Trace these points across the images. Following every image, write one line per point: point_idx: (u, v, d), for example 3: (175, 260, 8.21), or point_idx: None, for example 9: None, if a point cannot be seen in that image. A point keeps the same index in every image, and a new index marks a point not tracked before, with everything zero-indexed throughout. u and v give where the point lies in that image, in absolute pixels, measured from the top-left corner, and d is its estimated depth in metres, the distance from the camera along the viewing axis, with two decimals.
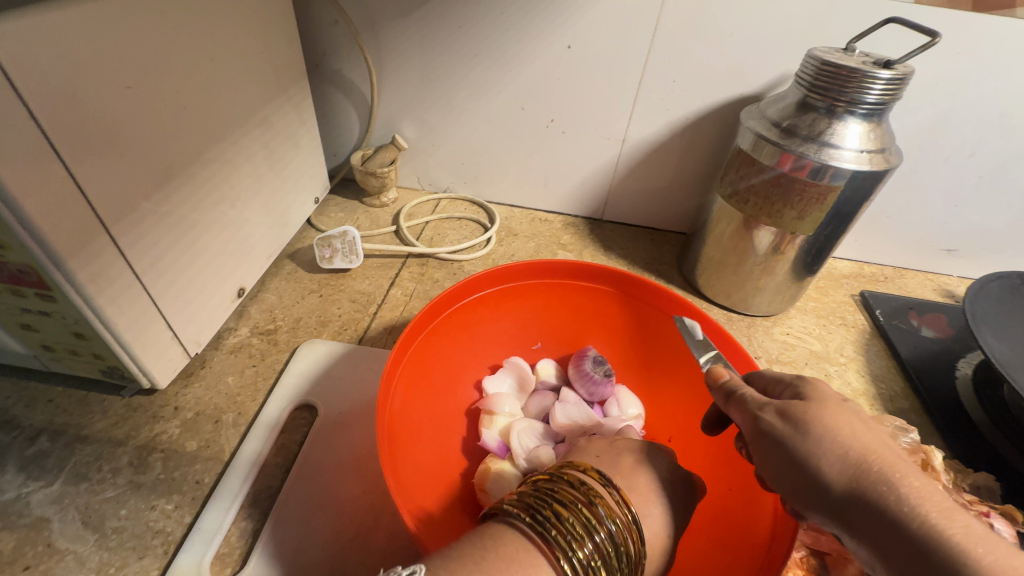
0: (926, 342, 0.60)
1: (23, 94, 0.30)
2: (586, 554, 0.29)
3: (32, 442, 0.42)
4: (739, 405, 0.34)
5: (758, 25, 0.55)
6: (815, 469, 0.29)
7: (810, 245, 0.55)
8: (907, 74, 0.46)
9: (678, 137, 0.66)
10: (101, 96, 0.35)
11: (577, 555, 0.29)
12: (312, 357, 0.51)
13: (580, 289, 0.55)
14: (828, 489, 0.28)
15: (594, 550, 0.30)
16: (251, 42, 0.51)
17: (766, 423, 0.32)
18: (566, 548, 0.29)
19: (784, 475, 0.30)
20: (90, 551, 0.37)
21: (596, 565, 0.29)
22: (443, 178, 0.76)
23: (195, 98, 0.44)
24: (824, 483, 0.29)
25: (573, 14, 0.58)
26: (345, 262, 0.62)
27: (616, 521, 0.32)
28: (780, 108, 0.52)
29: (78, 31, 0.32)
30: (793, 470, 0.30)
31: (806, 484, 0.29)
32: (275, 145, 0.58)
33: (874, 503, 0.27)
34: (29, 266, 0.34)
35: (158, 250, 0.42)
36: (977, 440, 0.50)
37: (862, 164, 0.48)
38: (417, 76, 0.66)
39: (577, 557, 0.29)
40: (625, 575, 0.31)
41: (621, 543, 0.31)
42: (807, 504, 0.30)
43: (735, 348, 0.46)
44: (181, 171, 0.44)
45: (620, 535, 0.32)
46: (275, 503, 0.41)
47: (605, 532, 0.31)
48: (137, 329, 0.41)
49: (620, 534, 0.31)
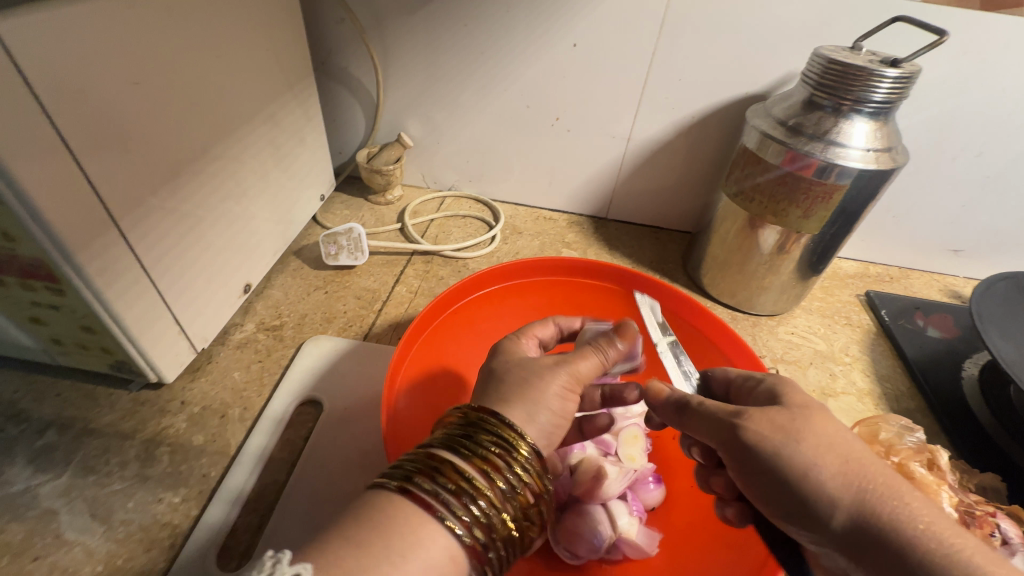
0: (932, 342, 0.60)
1: (35, 88, 0.30)
2: (469, 505, 0.27)
3: (40, 435, 0.43)
4: (709, 417, 0.32)
5: (763, 24, 0.55)
6: (818, 486, 0.28)
7: (816, 244, 0.55)
8: (915, 72, 0.45)
9: (683, 136, 0.66)
10: (110, 92, 0.35)
11: (481, 520, 0.27)
12: (317, 353, 0.51)
13: (585, 286, 0.56)
14: (823, 512, 0.27)
15: (481, 497, 0.28)
16: (258, 39, 0.51)
17: (751, 441, 0.30)
18: (440, 501, 0.27)
19: (779, 493, 0.29)
20: (97, 543, 0.37)
21: (482, 512, 0.28)
22: (448, 176, 0.76)
23: (203, 94, 0.44)
24: (828, 501, 0.27)
25: (578, 13, 0.58)
26: (350, 259, 0.63)
27: (510, 464, 0.30)
28: (786, 106, 0.52)
29: (87, 27, 0.33)
30: (790, 488, 0.28)
31: (805, 504, 0.28)
32: (281, 142, 0.58)
33: (875, 528, 0.26)
34: (39, 260, 0.34)
35: (165, 245, 0.42)
36: (983, 441, 0.49)
37: (869, 163, 0.47)
38: (422, 74, 0.66)
39: (479, 522, 0.27)
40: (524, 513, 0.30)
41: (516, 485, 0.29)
42: (800, 528, 0.28)
43: (732, 339, 0.48)
44: (188, 168, 0.44)
45: (528, 469, 0.30)
46: (280, 498, 0.41)
47: (495, 477, 0.29)
48: (144, 323, 0.41)
49: (513, 476, 0.29)
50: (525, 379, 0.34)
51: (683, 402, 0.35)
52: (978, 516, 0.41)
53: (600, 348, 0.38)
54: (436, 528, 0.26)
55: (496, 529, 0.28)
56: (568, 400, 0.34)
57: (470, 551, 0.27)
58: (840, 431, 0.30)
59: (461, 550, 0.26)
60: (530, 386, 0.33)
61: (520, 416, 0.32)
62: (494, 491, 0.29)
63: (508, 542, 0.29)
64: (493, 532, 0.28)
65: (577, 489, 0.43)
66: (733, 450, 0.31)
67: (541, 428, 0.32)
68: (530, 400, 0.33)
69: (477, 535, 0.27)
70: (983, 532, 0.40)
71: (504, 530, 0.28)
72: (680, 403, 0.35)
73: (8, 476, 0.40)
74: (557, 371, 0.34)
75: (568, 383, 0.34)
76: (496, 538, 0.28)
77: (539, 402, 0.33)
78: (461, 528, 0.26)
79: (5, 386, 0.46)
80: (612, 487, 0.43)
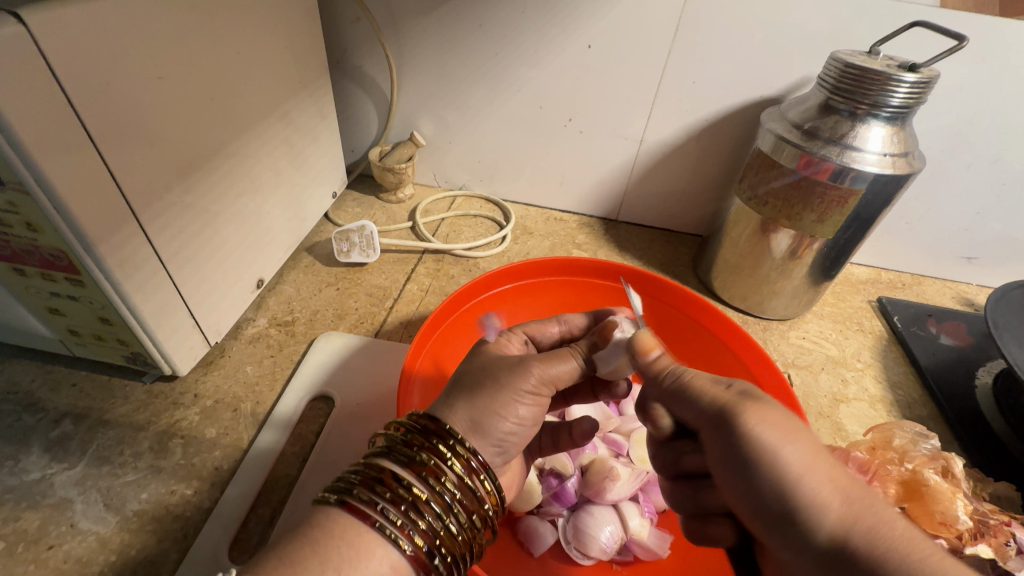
0: (945, 350, 0.59)
1: (62, 82, 0.30)
2: (410, 519, 0.27)
3: (56, 425, 0.43)
4: (694, 392, 0.28)
5: (781, 27, 0.55)
6: (802, 495, 0.23)
7: (829, 248, 0.54)
8: (933, 78, 0.45)
9: (695, 139, 0.65)
10: (133, 86, 0.35)
11: (421, 530, 0.27)
12: (330, 349, 0.52)
13: (597, 288, 0.57)
14: (808, 516, 0.23)
15: (421, 514, 0.28)
16: (277, 36, 0.52)
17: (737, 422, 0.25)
18: (382, 514, 0.27)
19: (757, 498, 0.24)
20: (111, 532, 0.37)
21: (422, 528, 0.27)
22: (460, 176, 0.77)
23: (222, 90, 0.45)
24: (807, 517, 0.23)
25: (594, 14, 0.58)
26: (362, 257, 0.63)
27: (453, 478, 0.29)
28: (801, 110, 0.52)
29: (111, 23, 0.33)
30: (768, 492, 0.24)
31: (784, 513, 0.23)
32: (295, 140, 0.58)
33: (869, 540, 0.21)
34: (61, 250, 0.35)
35: (182, 239, 0.42)
36: (997, 450, 0.49)
37: (885, 167, 0.47)
38: (436, 73, 0.66)
39: (420, 531, 0.27)
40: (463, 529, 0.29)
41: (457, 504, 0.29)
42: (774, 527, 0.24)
43: (748, 341, 0.49)
44: (206, 162, 0.44)
45: (470, 474, 0.30)
46: (291, 492, 0.41)
47: (438, 493, 0.29)
48: (161, 316, 0.41)
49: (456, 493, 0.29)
50: (485, 386, 0.32)
51: (668, 371, 0.30)
52: (993, 525, 0.41)
53: (579, 353, 0.36)
54: (377, 538, 0.26)
55: (440, 537, 0.28)
56: (536, 406, 0.33)
57: (415, 561, 0.27)
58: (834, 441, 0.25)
59: (405, 560, 0.26)
60: (489, 395, 0.32)
61: (466, 426, 0.31)
62: (436, 507, 0.28)
63: (455, 550, 0.28)
64: (437, 541, 0.28)
65: (588, 489, 0.43)
66: (710, 433, 0.26)
67: (493, 437, 0.32)
68: (494, 409, 0.32)
69: (420, 544, 0.27)
70: (996, 541, 0.40)
71: (448, 538, 0.28)
72: (667, 370, 0.30)
73: (24, 464, 0.40)
74: (526, 374, 0.32)
75: (537, 388, 0.33)
76: (442, 547, 0.28)
77: (498, 410, 0.31)
78: (402, 539, 0.27)
79: (22, 376, 0.47)
80: (624, 488, 0.43)
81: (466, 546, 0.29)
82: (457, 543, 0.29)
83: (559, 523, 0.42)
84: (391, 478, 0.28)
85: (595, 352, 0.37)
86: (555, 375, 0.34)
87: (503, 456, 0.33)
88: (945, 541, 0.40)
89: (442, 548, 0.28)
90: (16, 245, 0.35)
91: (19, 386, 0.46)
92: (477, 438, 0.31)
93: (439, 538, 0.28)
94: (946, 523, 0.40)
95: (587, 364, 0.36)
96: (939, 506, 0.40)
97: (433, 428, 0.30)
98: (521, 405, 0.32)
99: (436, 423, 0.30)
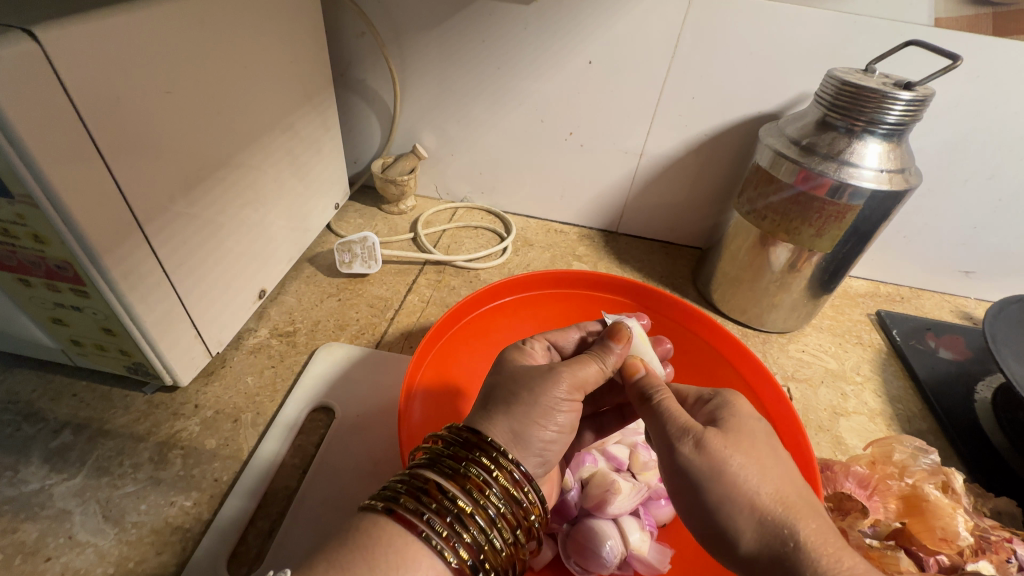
0: (943, 364, 0.60)
1: (73, 96, 0.31)
2: (457, 530, 0.28)
3: (56, 435, 0.43)
4: (659, 419, 0.33)
5: (778, 45, 0.56)
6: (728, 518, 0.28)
7: (828, 262, 0.55)
8: (929, 95, 0.46)
9: (694, 153, 0.66)
10: (143, 99, 0.36)
11: (466, 541, 0.27)
12: (330, 360, 0.52)
13: (597, 300, 0.57)
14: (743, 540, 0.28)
15: (469, 527, 0.28)
16: (282, 51, 0.53)
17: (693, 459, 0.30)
18: (431, 524, 0.27)
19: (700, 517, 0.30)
20: (110, 544, 0.37)
21: (470, 541, 0.28)
22: (461, 188, 0.77)
23: (228, 103, 0.45)
24: (734, 529, 0.28)
25: (595, 30, 0.59)
26: (363, 268, 0.63)
27: (497, 491, 0.30)
28: (799, 126, 0.53)
29: (123, 39, 0.34)
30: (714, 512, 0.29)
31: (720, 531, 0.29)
32: (298, 152, 0.59)
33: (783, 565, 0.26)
34: (66, 262, 0.35)
35: (186, 250, 0.43)
36: (997, 466, 0.49)
37: (882, 183, 0.48)
38: (438, 86, 0.67)
39: (465, 544, 0.27)
40: (507, 544, 0.30)
41: (501, 517, 0.29)
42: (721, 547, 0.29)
43: (746, 354, 0.49)
44: (211, 174, 0.45)
45: (513, 490, 0.30)
46: (291, 504, 0.41)
47: (484, 506, 0.29)
48: (164, 326, 0.41)
49: (500, 507, 0.30)
50: (516, 392, 0.33)
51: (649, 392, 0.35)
52: (994, 541, 0.41)
53: (598, 355, 0.37)
54: (423, 548, 0.26)
55: (484, 552, 0.28)
56: (572, 411, 0.33)
57: (459, 574, 0.27)
58: (764, 463, 0.29)
59: (450, 572, 0.27)
60: (514, 396, 0.32)
61: (506, 436, 0.32)
62: (483, 520, 0.29)
63: (498, 566, 0.29)
64: (481, 555, 0.28)
65: (588, 503, 0.43)
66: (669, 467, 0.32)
67: (534, 447, 0.32)
68: (532, 417, 0.32)
69: (465, 558, 0.27)
70: (998, 557, 0.40)
71: (491, 553, 0.28)
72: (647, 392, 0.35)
73: (23, 474, 0.40)
74: (557, 380, 0.33)
75: (571, 393, 0.33)
76: (485, 561, 0.28)
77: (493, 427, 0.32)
78: (448, 551, 0.27)
79: (23, 386, 0.47)
80: (625, 502, 0.43)
81: (508, 562, 0.29)
82: (499, 559, 0.29)
83: (559, 538, 0.42)
84: (440, 489, 0.29)
85: (610, 350, 0.37)
86: (584, 378, 0.34)
87: (544, 467, 0.33)
88: (948, 557, 0.40)
89: (486, 563, 0.28)
90: (22, 257, 0.36)
91: (19, 396, 0.46)
92: (518, 449, 0.32)
93: (484, 552, 0.28)
94: (947, 540, 0.40)
95: (607, 363, 0.36)
96: (939, 522, 0.40)
97: (475, 441, 0.31)
98: (559, 411, 0.33)
99: (478, 435, 0.31)
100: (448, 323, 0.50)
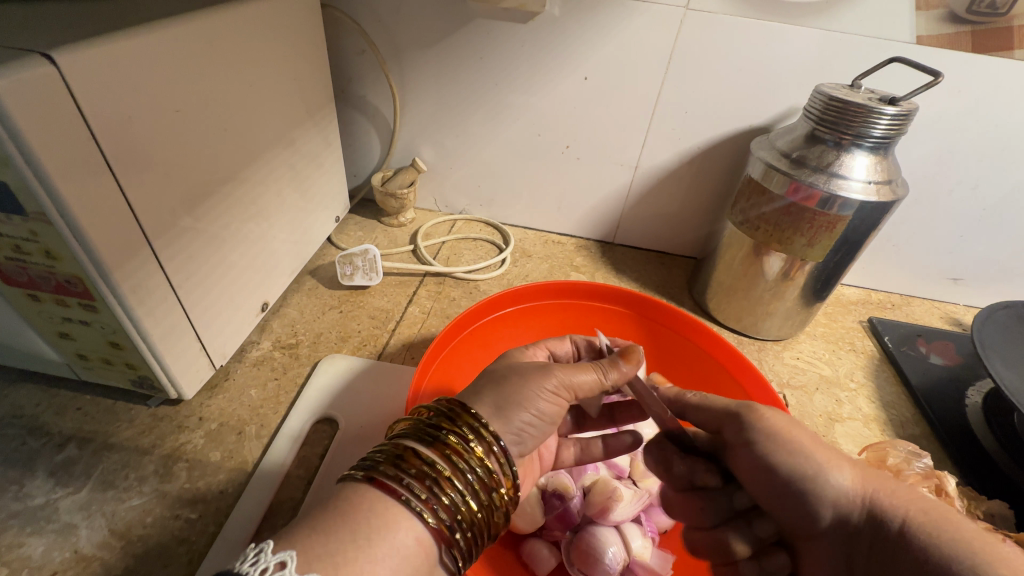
0: (935, 369, 0.61)
1: (87, 116, 0.32)
2: (435, 493, 0.29)
3: (60, 449, 0.43)
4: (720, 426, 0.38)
5: (767, 62, 0.58)
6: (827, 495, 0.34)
7: (820, 271, 0.56)
8: (912, 110, 0.48)
9: (688, 165, 0.68)
10: (153, 120, 0.37)
11: (444, 503, 0.28)
12: (333, 372, 0.52)
13: (596, 311, 0.58)
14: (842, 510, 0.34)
15: (447, 490, 0.29)
16: (286, 70, 0.54)
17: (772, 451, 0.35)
18: (409, 487, 0.28)
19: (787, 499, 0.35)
20: (116, 557, 0.37)
21: (449, 503, 0.29)
22: (460, 201, 0.78)
23: (234, 121, 0.47)
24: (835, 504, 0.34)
25: (590, 48, 0.61)
26: (364, 280, 0.64)
27: (474, 456, 0.31)
28: (789, 139, 0.54)
29: (135, 61, 0.35)
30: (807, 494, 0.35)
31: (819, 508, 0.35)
32: (300, 167, 0.60)
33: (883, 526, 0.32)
34: (77, 277, 0.36)
35: (192, 264, 0.43)
36: (988, 468, 0.50)
37: (870, 195, 0.49)
38: (437, 102, 0.69)
39: (442, 506, 0.28)
40: (485, 506, 0.31)
41: (479, 482, 0.30)
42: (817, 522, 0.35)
43: (745, 365, 0.50)
44: (217, 190, 0.46)
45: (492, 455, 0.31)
46: (296, 515, 0.41)
47: (462, 470, 0.30)
48: (169, 339, 0.42)
49: (478, 471, 0.31)
50: (522, 401, 0.33)
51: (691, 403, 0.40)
52: None
53: (600, 364, 0.38)
54: (402, 511, 0.28)
55: (461, 511, 0.29)
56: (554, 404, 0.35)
57: (437, 533, 0.28)
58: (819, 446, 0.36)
59: (429, 532, 0.28)
60: (518, 405, 0.33)
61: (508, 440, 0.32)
62: (461, 484, 0.30)
63: (474, 525, 0.30)
64: (459, 516, 0.29)
65: (590, 510, 0.44)
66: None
67: (514, 425, 0.33)
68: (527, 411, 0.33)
69: (442, 518, 0.28)
70: None
71: (468, 513, 0.29)
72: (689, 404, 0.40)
73: (28, 489, 0.41)
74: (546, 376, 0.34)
75: (556, 389, 0.35)
76: (462, 521, 0.29)
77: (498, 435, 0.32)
78: (426, 511, 0.28)
79: (27, 400, 0.47)
80: (626, 510, 0.43)
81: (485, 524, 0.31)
82: (476, 518, 0.30)
83: (562, 545, 0.43)
84: (418, 455, 0.30)
85: (616, 366, 0.38)
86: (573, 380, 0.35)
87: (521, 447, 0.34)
88: None
89: (463, 523, 0.29)
90: (33, 272, 0.36)
91: (24, 410, 0.46)
92: (500, 423, 0.32)
93: (461, 513, 0.29)
94: None
95: (608, 375, 0.37)
96: None
97: (456, 412, 0.32)
98: (542, 399, 0.34)
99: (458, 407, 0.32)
100: (451, 336, 0.50)
